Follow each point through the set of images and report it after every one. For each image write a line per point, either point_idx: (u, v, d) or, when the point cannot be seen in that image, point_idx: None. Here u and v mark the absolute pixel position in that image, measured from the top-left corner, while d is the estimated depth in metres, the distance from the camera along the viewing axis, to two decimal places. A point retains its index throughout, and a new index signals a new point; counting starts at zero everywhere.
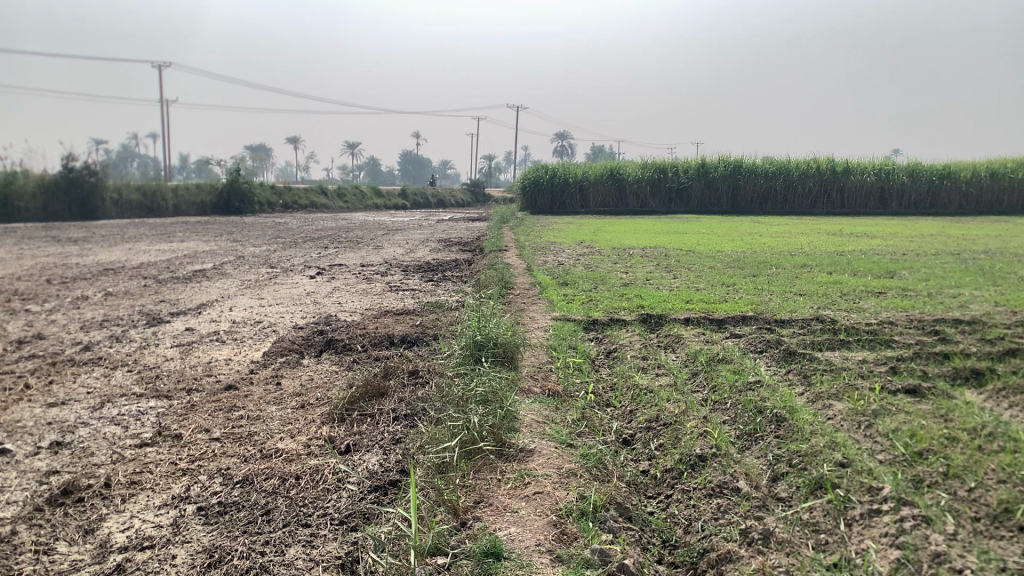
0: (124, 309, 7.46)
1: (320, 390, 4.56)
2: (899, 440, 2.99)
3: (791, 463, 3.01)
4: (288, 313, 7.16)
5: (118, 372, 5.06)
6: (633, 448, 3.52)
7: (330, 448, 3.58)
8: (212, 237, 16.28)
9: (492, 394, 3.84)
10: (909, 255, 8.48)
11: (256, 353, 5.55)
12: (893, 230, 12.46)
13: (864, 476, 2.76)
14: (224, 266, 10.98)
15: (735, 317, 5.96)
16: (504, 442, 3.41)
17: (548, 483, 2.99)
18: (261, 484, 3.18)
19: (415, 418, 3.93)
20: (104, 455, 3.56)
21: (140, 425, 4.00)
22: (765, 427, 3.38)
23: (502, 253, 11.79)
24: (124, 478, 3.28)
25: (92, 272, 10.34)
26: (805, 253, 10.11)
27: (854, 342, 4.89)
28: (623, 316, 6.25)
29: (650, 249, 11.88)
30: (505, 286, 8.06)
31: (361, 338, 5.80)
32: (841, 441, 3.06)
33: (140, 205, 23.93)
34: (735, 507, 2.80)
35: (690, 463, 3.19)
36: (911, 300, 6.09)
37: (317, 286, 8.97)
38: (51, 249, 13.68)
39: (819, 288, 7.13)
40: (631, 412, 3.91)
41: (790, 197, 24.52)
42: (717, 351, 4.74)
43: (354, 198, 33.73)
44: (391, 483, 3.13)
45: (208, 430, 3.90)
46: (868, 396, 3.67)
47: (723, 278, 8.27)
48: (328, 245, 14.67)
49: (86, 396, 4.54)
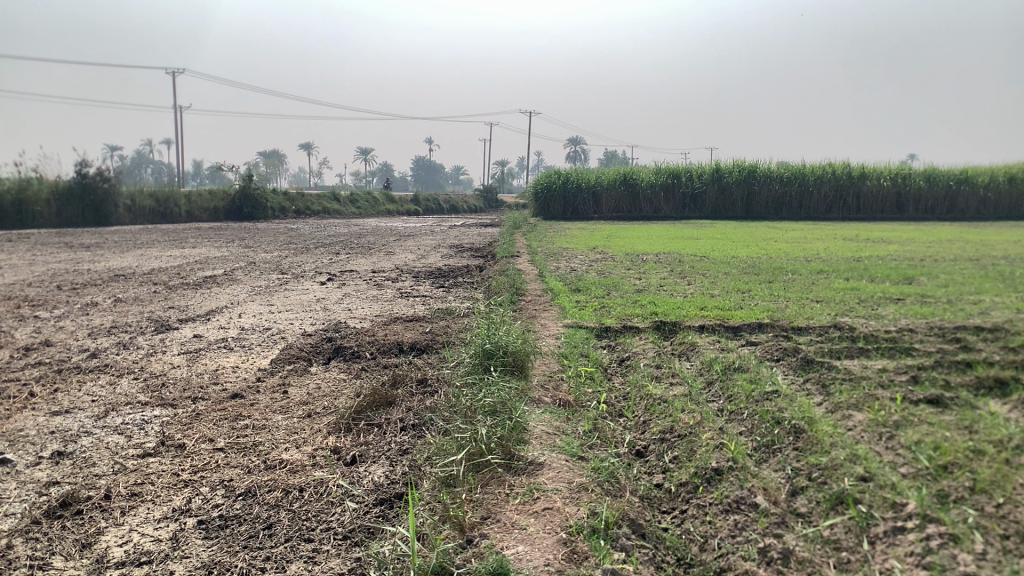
0: (132, 316, 7.41)
1: (327, 399, 4.48)
2: (922, 453, 2.88)
3: (811, 476, 2.91)
4: (297, 320, 7.09)
5: (124, 380, 5.00)
6: (646, 461, 3.42)
7: (335, 459, 3.50)
8: (223, 243, 16.29)
9: (501, 404, 3.75)
10: (928, 260, 8.32)
11: (263, 361, 5.49)
12: (909, 236, 12.28)
13: (887, 491, 2.65)
14: (234, 272, 10.94)
15: (750, 324, 5.85)
16: (513, 454, 3.31)
17: (559, 498, 2.88)
18: (264, 496, 3.09)
19: (423, 428, 3.84)
20: (106, 466, 3.49)
21: (143, 434, 3.94)
22: (782, 439, 3.28)
23: (514, 258, 11.69)
24: (124, 490, 3.21)
25: (103, 279, 10.32)
26: (820, 259, 9.96)
27: (873, 351, 4.78)
28: (636, 323, 6.15)
29: (663, 255, 11.77)
30: (516, 292, 7.97)
31: (370, 346, 5.72)
32: (861, 453, 2.95)
33: (153, 211, 23.96)
34: (753, 524, 2.69)
35: (706, 476, 3.09)
36: (931, 306, 5.96)
37: (328, 292, 8.91)
38: (64, 255, 13.69)
39: (835, 295, 7.01)
40: (644, 423, 3.81)
41: (806, 202, 24.35)
42: (733, 359, 4.64)
43: (367, 204, 33.76)
44: (396, 496, 3.05)
45: (213, 440, 3.83)
46: (889, 407, 3.55)
47: (737, 284, 8.15)
48: (340, 250, 14.64)
49: (90, 404, 4.48)
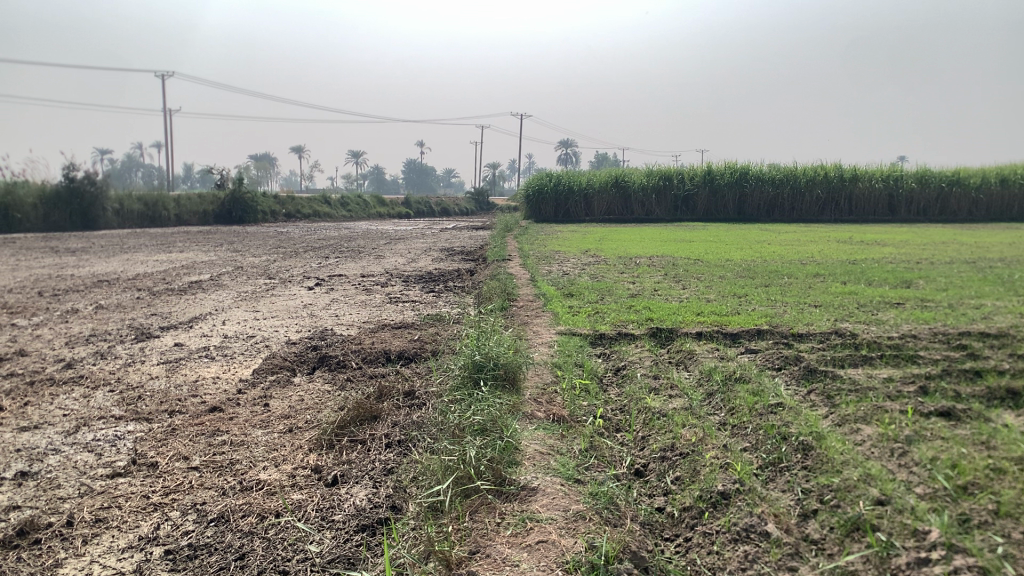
0: (112, 324, 7.17)
1: (310, 412, 4.28)
2: (939, 472, 2.70)
3: (822, 499, 2.73)
4: (282, 327, 6.86)
5: (99, 393, 4.77)
6: (646, 482, 3.24)
7: (316, 480, 3.30)
8: (212, 247, 16.05)
9: (492, 422, 3.53)
10: (926, 263, 8.21)
11: (246, 371, 5.27)
12: (904, 238, 12.18)
13: (907, 517, 2.46)
14: (220, 277, 10.70)
15: (750, 330, 5.66)
16: (504, 477, 3.11)
17: (554, 529, 2.68)
18: (238, 523, 2.89)
19: (409, 445, 3.65)
20: (71, 488, 3.27)
21: (115, 452, 3.72)
22: (790, 457, 3.09)
23: (505, 262, 11.53)
24: (88, 515, 2.99)
25: (86, 284, 10.08)
26: (816, 262, 9.79)
27: (877, 358, 4.59)
28: (632, 330, 5.95)
29: (656, 258, 11.62)
30: (508, 298, 7.78)
31: (356, 355, 5.52)
32: (875, 473, 2.77)
33: (141, 215, 23.67)
34: (765, 556, 2.51)
35: (711, 500, 2.89)
36: (932, 312, 5.85)
37: (315, 298, 8.70)
38: (47, 260, 13.42)
39: (834, 299, 6.83)
40: (643, 440, 3.62)
41: (799, 204, 24.30)
42: (732, 368, 4.45)
43: (358, 206, 33.55)
44: (379, 522, 2.86)
45: (188, 458, 3.62)
46: (900, 421, 3.35)
47: (733, 288, 7.98)
48: (329, 254, 14.41)
49: (61, 419, 4.26)
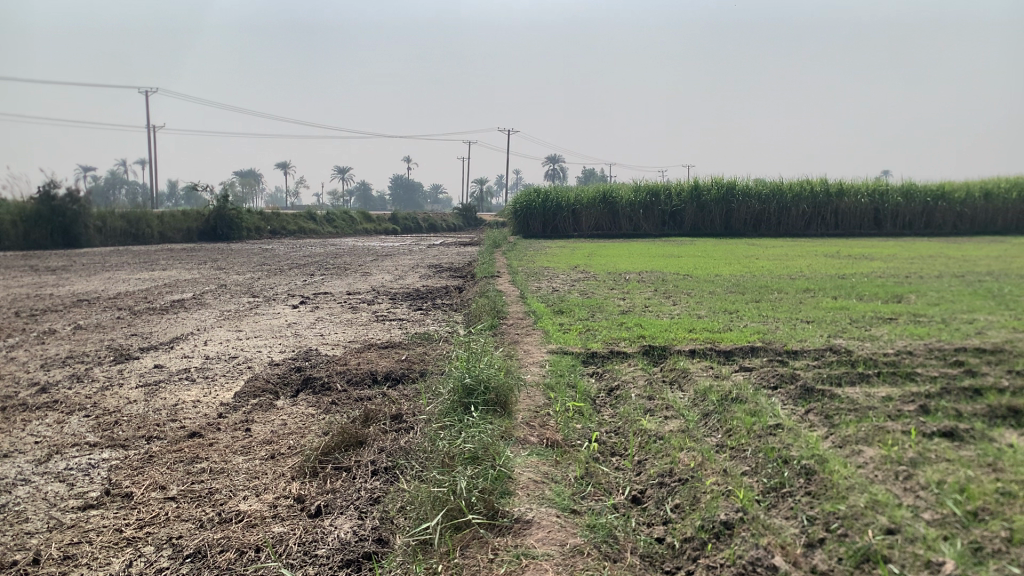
0: (91, 345, 6.99)
1: (293, 437, 4.14)
2: (948, 497, 2.59)
3: (829, 527, 2.61)
4: (265, 347, 6.70)
5: (74, 418, 4.60)
6: (644, 510, 3.11)
7: (299, 510, 3.16)
8: (196, 265, 15.83)
9: (483, 450, 3.39)
10: (915, 278, 8.16)
11: (226, 395, 5.10)
12: (892, 252, 12.10)
13: (919, 547, 2.34)
14: (203, 296, 10.52)
15: (743, 347, 5.54)
16: (496, 509, 2.97)
17: (550, 567, 2.54)
18: (215, 559, 2.74)
19: (395, 473, 3.53)
20: (40, 522, 3.11)
21: (88, 482, 3.56)
22: (792, 482, 2.97)
23: (494, 278, 11.39)
24: (56, 552, 2.83)
25: (65, 304, 9.88)
26: (805, 277, 9.70)
27: (875, 376, 4.48)
28: (624, 347, 5.83)
29: (645, 273, 11.53)
30: (497, 315, 7.66)
31: (341, 376, 5.37)
32: (883, 499, 2.64)
33: (124, 232, 23.44)
34: None
35: (714, 531, 2.76)
36: (925, 327, 5.77)
37: (300, 317, 8.53)
38: (28, 279, 13.18)
39: (825, 315, 6.73)
40: (640, 465, 3.49)
41: (784, 219, 24.30)
42: (728, 388, 4.32)
43: (344, 223, 33.40)
44: (364, 557, 2.73)
45: (165, 488, 3.46)
46: (902, 442, 3.24)
47: (724, 304, 7.89)
48: (315, 272, 14.23)
49: (32, 447, 4.09)
